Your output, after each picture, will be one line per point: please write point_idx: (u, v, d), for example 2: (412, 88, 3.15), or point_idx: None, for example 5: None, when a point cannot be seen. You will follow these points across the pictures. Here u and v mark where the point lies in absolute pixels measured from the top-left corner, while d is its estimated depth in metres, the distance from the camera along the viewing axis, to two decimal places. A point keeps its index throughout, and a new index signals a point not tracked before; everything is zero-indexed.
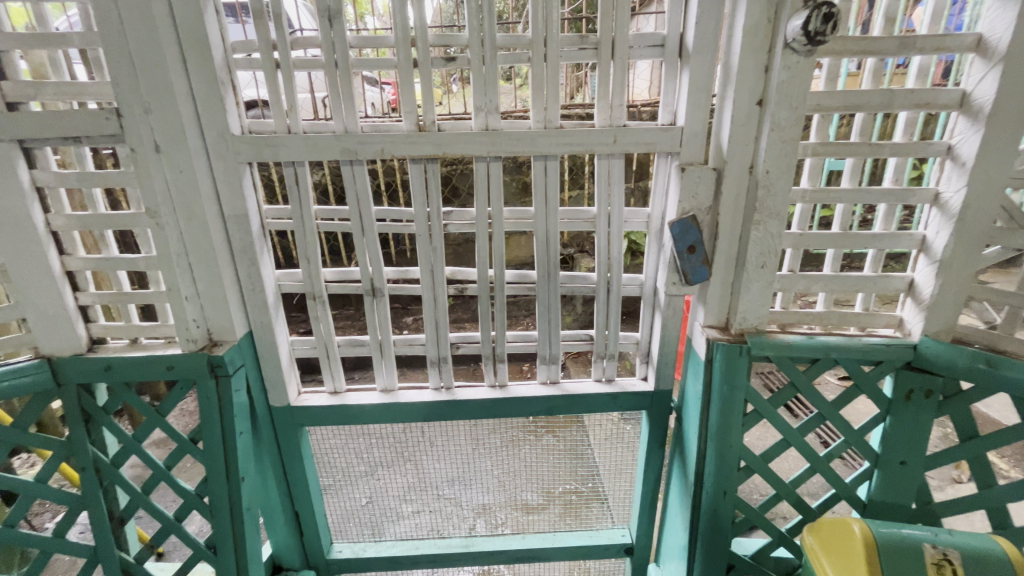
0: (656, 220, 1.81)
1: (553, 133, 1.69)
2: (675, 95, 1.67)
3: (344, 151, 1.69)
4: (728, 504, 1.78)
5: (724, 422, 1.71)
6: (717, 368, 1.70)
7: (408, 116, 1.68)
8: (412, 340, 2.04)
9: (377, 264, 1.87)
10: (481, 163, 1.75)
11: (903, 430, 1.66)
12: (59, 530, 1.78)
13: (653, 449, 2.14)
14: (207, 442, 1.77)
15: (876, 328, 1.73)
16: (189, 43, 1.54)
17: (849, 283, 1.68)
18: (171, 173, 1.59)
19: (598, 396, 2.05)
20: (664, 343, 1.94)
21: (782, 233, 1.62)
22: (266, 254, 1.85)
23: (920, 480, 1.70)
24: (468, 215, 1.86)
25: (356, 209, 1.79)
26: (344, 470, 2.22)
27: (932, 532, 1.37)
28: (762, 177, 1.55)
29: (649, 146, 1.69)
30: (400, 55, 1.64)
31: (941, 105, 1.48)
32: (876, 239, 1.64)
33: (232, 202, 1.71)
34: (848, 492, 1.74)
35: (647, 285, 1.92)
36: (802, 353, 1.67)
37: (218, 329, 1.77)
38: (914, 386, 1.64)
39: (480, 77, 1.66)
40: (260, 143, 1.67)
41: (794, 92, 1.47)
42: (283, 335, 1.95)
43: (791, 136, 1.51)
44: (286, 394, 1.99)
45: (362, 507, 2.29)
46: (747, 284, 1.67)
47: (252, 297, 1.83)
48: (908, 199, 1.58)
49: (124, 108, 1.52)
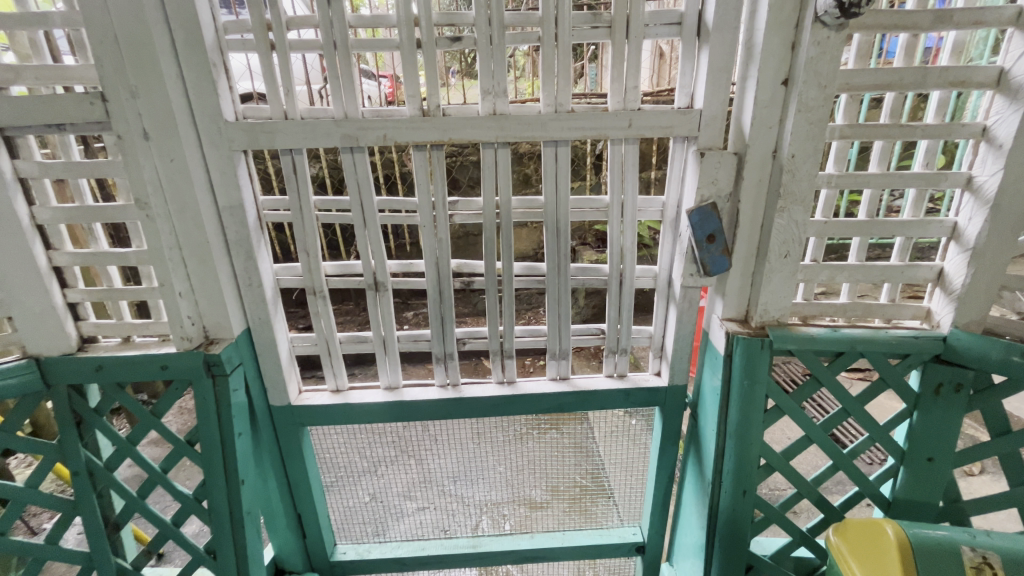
0: (672, 209, 1.73)
1: (564, 117, 1.60)
2: (693, 77, 1.59)
3: (345, 137, 1.60)
4: (748, 504, 1.71)
5: (745, 419, 1.64)
6: (737, 363, 1.62)
7: (411, 100, 1.59)
8: (416, 336, 1.96)
9: (380, 258, 1.79)
10: (488, 150, 1.67)
11: (932, 426, 1.59)
12: (53, 536, 1.71)
13: (666, 445, 2.07)
14: (205, 444, 1.70)
15: (902, 320, 1.65)
16: (177, 22, 1.43)
17: (876, 273, 1.60)
18: (161, 162, 1.50)
19: (609, 392, 1.97)
20: (680, 336, 1.86)
21: (807, 221, 1.52)
22: (264, 247, 1.75)
23: (948, 478, 1.63)
24: (474, 205, 1.77)
25: (357, 200, 1.71)
26: (346, 469, 2.15)
27: (970, 533, 1.30)
28: (787, 161, 1.47)
29: (665, 131, 1.60)
30: (402, 36, 1.54)
31: (977, 83, 1.40)
32: (905, 227, 1.55)
33: (226, 193, 1.61)
34: (871, 490, 1.67)
35: (661, 276, 1.84)
36: (826, 347, 1.59)
37: (214, 326, 1.69)
38: (944, 380, 1.56)
39: (488, 59, 1.57)
40: (255, 130, 1.57)
41: (822, 70, 1.38)
42: (282, 332, 1.87)
43: (818, 118, 1.42)
44: (285, 392, 1.91)
45: (365, 506, 2.23)
46: (769, 275, 1.59)
47: (249, 292, 1.74)
48: (940, 184, 1.49)
49: (109, 93, 1.43)
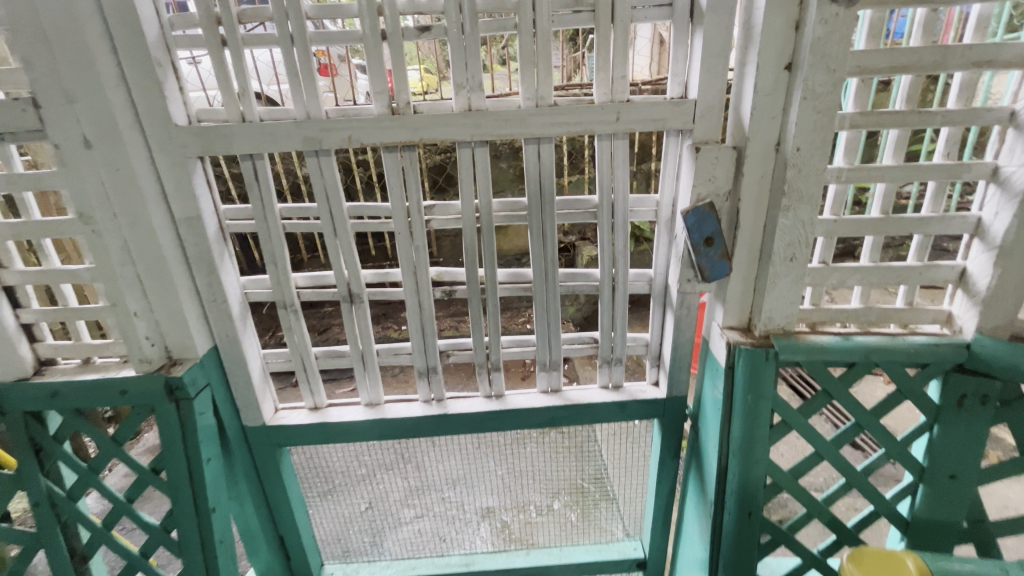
0: (666, 209, 1.60)
1: (545, 111, 1.46)
2: (686, 64, 1.44)
3: (307, 140, 1.47)
4: (755, 526, 1.58)
5: (749, 436, 1.51)
6: (740, 375, 1.49)
7: (378, 98, 1.46)
8: (397, 349, 1.84)
9: (353, 268, 1.67)
10: (464, 150, 1.54)
11: (953, 440, 1.45)
12: (15, 569, 1.62)
13: (666, 459, 1.95)
14: (170, 471, 1.60)
15: (920, 325, 1.51)
16: (115, 18, 1.30)
17: (891, 275, 1.46)
18: (106, 171, 1.38)
19: (603, 404, 1.85)
20: (678, 345, 1.73)
21: (814, 220, 1.38)
22: (229, 260, 1.63)
23: (972, 496, 1.49)
24: (453, 209, 1.64)
25: (325, 206, 1.58)
26: (339, 476, 2.05)
27: (1001, 567, 1.17)
28: (792, 155, 1.32)
29: (657, 123, 1.46)
30: (365, 27, 1.41)
31: (1003, 62, 1.25)
32: (923, 224, 1.40)
33: (182, 204, 1.49)
34: (888, 509, 1.54)
35: (657, 281, 1.71)
36: (838, 357, 1.45)
37: (176, 346, 1.58)
38: (967, 391, 1.42)
39: (460, 49, 1.43)
40: (209, 134, 1.44)
41: (831, 51, 1.23)
42: (253, 348, 1.75)
43: (827, 105, 1.27)
44: (258, 411, 1.79)
45: (361, 515, 2.12)
46: (775, 280, 1.45)
47: (214, 308, 1.62)
48: (962, 176, 1.35)
49: (43, 98, 1.30)
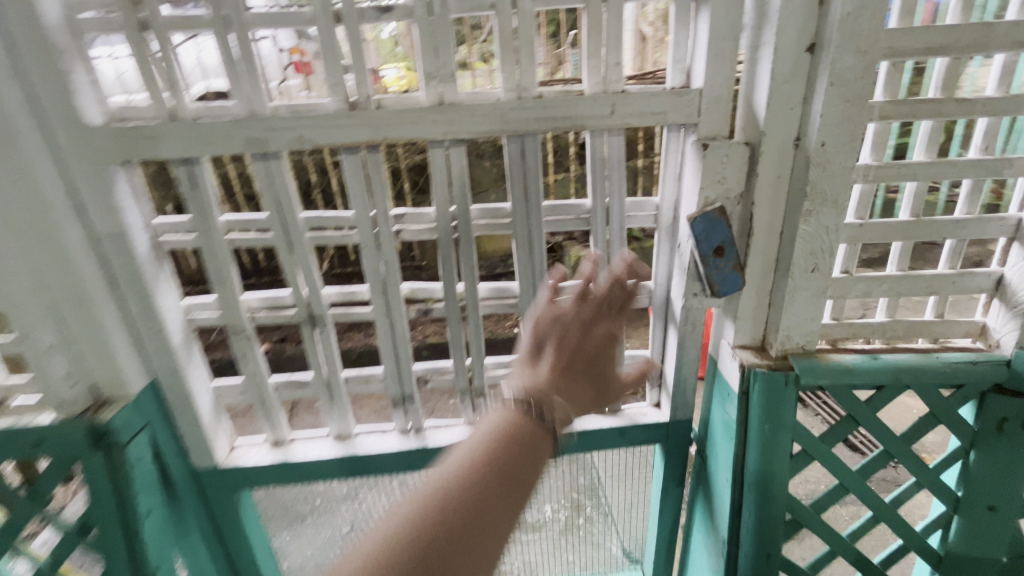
0: (667, 214, 1.42)
1: (529, 105, 1.27)
2: (689, 49, 1.26)
3: (250, 141, 1.26)
4: (774, 568, 1.42)
5: (767, 469, 1.34)
6: (756, 402, 1.31)
7: (334, 91, 1.25)
8: (367, 376, 1.62)
9: (313, 286, 1.46)
10: (437, 150, 1.33)
11: (994, 468, 1.30)
12: None
13: (671, 486, 1.77)
14: (102, 531, 1.38)
15: (951, 339, 1.35)
16: None
17: (921, 285, 1.30)
18: (4, 182, 1.16)
19: (600, 430, 1.66)
20: (682, 364, 1.56)
21: (839, 225, 1.21)
22: (167, 281, 1.40)
23: (1013, 528, 1.34)
24: (426, 218, 1.43)
25: (278, 218, 1.37)
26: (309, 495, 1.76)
27: None
28: (816, 152, 1.15)
29: (657, 117, 1.28)
30: (315, 7, 1.19)
31: None
32: (958, 227, 1.24)
33: (104, 218, 1.26)
34: (918, 544, 1.39)
35: (658, 294, 1.53)
36: (865, 379, 1.29)
37: (107, 383, 1.36)
38: (1009, 414, 1.27)
39: (428, 33, 1.23)
40: (131, 135, 1.21)
41: (861, 31, 1.05)
42: (202, 381, 1.53)
43: (855, 94, 1.10)
44: (209, 452, 1.57)
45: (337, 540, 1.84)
46: (794, 294, 1.27)
47: (150, 338, 1.39)
48: (1003, 172, 1.19)
49: None
